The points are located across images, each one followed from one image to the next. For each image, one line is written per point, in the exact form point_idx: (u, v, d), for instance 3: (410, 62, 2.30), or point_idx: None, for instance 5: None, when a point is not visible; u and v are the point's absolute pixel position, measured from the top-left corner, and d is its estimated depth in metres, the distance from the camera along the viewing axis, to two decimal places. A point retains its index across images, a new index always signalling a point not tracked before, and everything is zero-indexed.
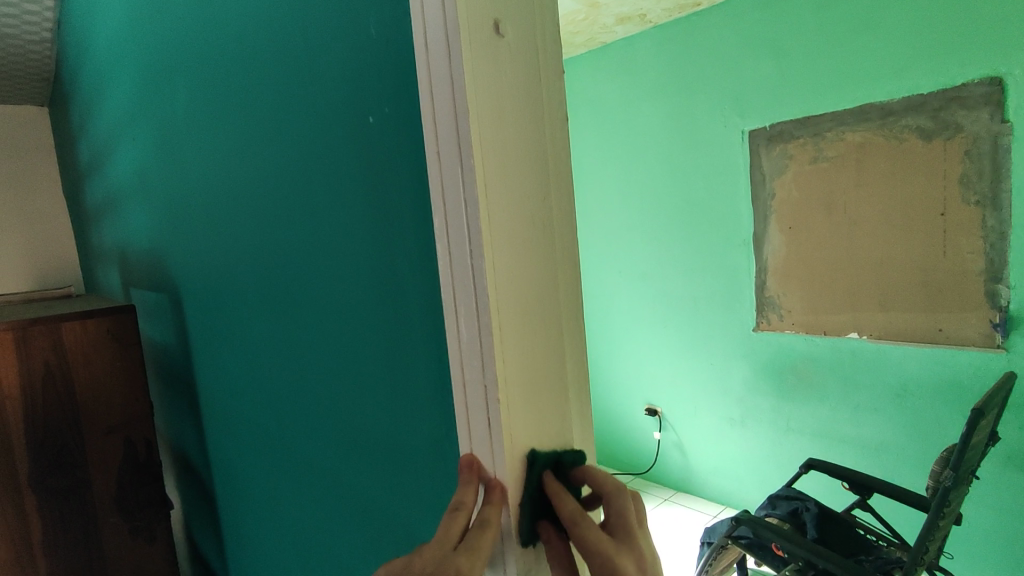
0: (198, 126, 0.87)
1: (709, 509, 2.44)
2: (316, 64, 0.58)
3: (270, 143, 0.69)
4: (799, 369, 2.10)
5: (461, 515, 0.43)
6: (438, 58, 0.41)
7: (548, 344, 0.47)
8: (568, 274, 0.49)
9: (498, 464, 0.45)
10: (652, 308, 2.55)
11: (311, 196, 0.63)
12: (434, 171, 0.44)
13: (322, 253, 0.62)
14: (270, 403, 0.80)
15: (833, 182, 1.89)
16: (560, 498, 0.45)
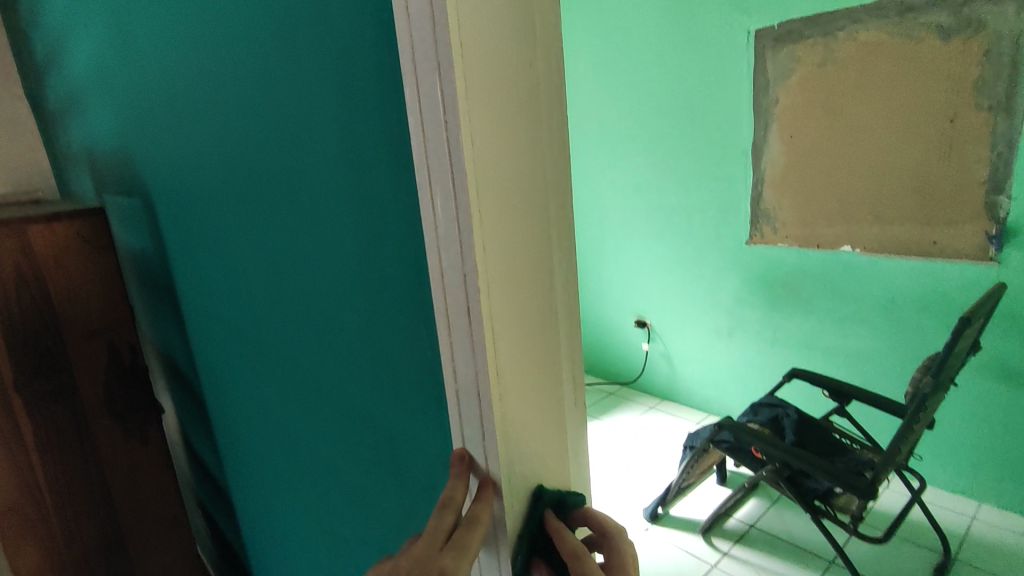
0: (149, 4, 0.78)
1: (692, 416, 2.53)
2: None
3: (225, 19, 0.62)
4: (789, 282, 2.10)
5: (449, 514, 0.44)
6: None
7: (534, 246, 0.44)
8: (555, 169, 0.45)
9: (479, 369, 0.42)
10: (645, 220, 2.51)
11: (273, 79, 0.57)
12: (405, 40, 0.38)
13: (293, 149, 0.58)
14: (251, 306, 0.78)
15: (840, 87, 1.80)
16: (562, 530, 0.46)
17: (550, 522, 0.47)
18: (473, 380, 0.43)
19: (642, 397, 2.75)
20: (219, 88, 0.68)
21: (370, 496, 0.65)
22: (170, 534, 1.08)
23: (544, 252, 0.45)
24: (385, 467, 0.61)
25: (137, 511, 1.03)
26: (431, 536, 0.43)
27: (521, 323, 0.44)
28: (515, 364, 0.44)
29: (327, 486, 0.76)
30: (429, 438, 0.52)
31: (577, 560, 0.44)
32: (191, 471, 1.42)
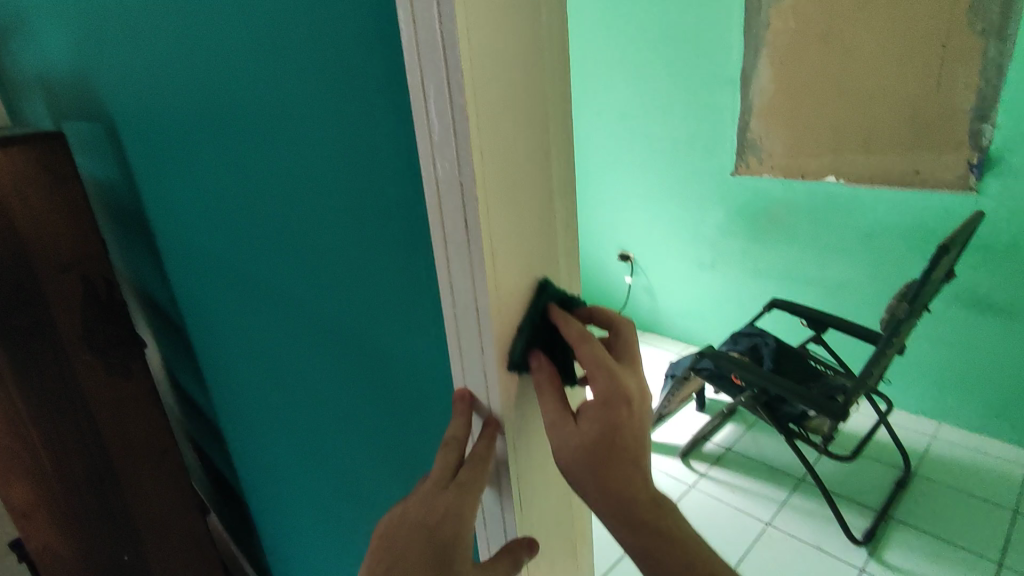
0: None
1: (673, 347, 2.60)
2: None
3: None
4: (772, 213, 2.11)
5: (454, 449, 0.45)
6: None
7: (532, 165, 0.41)
8: (552, 77, 0.41)
9: (479, 299, 0.40)
10: (630, 152, 2.47)
11: None
12: None
13: (257, 56, 0.53)
14: (231, 233, 0.75)
15: (833, 9, 1.73)
16: (568, 320, 0.44)
17: (555, 312, 0.44)
18: (472, 310, 0.41)
19: None
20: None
21: (364, 419, 0.66)
22: (162, 466, 1.06)
23: (544, 169, 0.42)
24: (378, 390, 0.60)
25: (127, 446, 1.00)
26: (437, 476, 0.45)
27: (521, 250, 0.41)
28: (515, 291, 0.42)
29: (320, 409, 0.76)
30: (420, 360, 0.51)
31: (588, 341, 0.43)
32: (179, 405, 1.43)
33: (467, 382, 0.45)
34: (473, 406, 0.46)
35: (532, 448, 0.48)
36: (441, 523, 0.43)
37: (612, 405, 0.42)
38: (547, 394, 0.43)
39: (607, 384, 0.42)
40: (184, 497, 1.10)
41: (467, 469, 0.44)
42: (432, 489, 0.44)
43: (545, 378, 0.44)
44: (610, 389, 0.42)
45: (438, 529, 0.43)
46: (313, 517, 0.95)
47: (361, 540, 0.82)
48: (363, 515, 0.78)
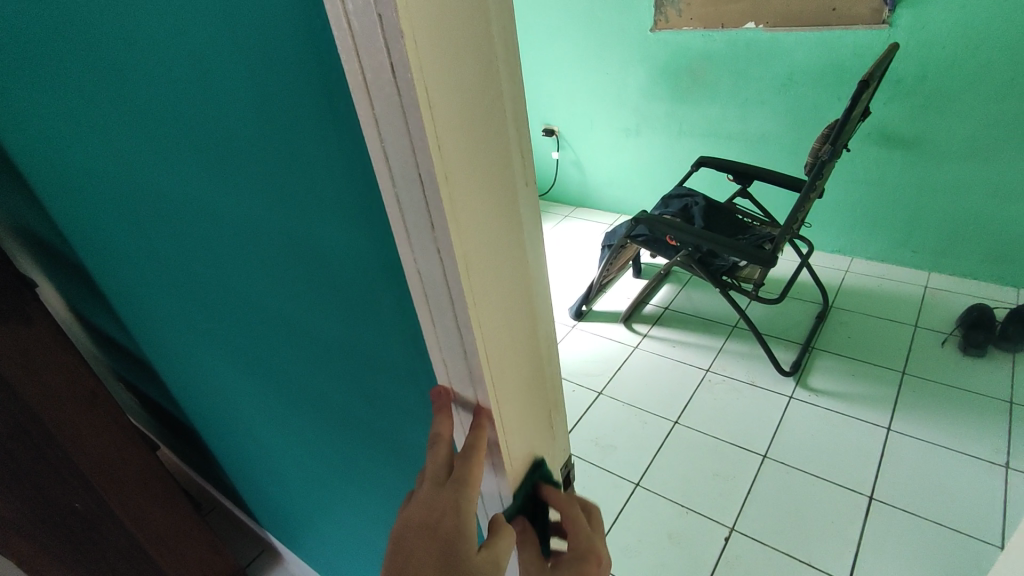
0: None
1: (606, 219, 2.62)
2: None
3: None
4: (694, 69, 2.06)
5: (442, 447, 0.45)
6: None
7: (479, 73, 0.33)
8: None
9: (423, 170, 0.33)
10: (544, 14, 2.30)
11: None
12: None
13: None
14: (110, 147, 0.64)
15: None
16: (560, 496, 0.51)
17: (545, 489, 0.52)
18: (416, 184, 0.34)
19: (556, 208, 2.78)
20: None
21: (315, 329, 0.61)
22: (93, 412, 0.96)
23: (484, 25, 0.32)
24: (323, 296, 0.55)
25: (44, 396, 0.90)
26: (432, 476, 0.45)
27: (478, 184, 0.35)
28: (476, 229, 0.36)
29: (261, 331, 0.71)
30: (362, 252, 0.46)
31: (573, 510, 0.49)
32: (98, 346, 1.31)
33: (420, 276, 0.39)
34: (429, 300, 0.40)
35: (505, 351, 0.43)
36: (436, 519, 0.43)
37: (584, 558, 0.45)
38: (526, 551, 0.49)
39: (580, 544, 0.46)
40: (127, 436, 1.02)
41: (462, 462, 0.44)
42: (424, 495, 0.44)
43: (529, 538, 0.50)
44: (585, 545, 0.46)
45: (436, 526, 0.42)
46: (276, 436, 0.92)
47: (332, 450, 0.81)
48: (331, 426, 0.76)
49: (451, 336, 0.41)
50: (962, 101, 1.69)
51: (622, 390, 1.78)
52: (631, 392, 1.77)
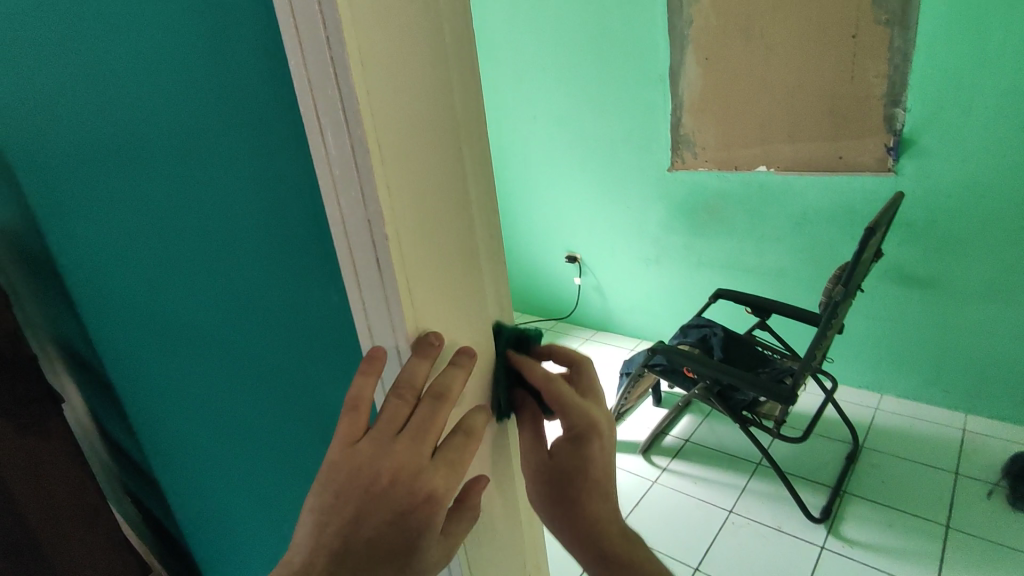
0: None
1: (627, 343, 2.61)
2: None
3: None
4: (710, 206, 2.15)
5: (439, 410, 0.42)
6: None
7: (459, 265, 0.44)
8: (472, 180, 0.44)
9: (370, 211, 0.37)
10: (569, 153, 2.47)
11: (121, 27, 0.48)
12: (293, 49, 0.35)
13: (144, 69, 0.48)
14: (140, 286, 0.69)
15: (751, 5, 1.79)
16: (533, 365, 0.51)
17: (517, 358, 0.51)
18: (353, 177, 0.37)
19: (579, 330, 2.80)
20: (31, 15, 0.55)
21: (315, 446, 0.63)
22: (91, 528, 0.96)
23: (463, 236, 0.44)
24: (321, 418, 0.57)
25: (49, 513, 0.90)
26: (417, 444, 0.41)
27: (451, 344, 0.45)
28: None
29: (264, 456, 0.72)
30: None
31: (551, 378, 0.49)
32: None
33: (350, 255, 0.41)
34: None
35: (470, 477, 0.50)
36: (410, 495, 0.40)
37: (586, 438, 0.50)
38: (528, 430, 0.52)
39: (579, 423, 0.49)
40: (118, 558, 1.01)
41: (452, 450, 0.43)
42: (400, 453, 0.40)
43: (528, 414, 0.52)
44: (585, 424, 0.49)
45: (405, 504, 0.40)
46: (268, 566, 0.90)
47: None
48: None
49: (381, 319, 0.42)
50: (976, 245, 1.71)
51: (639, 528, 1.68)
52: (651, 533, 1.67)
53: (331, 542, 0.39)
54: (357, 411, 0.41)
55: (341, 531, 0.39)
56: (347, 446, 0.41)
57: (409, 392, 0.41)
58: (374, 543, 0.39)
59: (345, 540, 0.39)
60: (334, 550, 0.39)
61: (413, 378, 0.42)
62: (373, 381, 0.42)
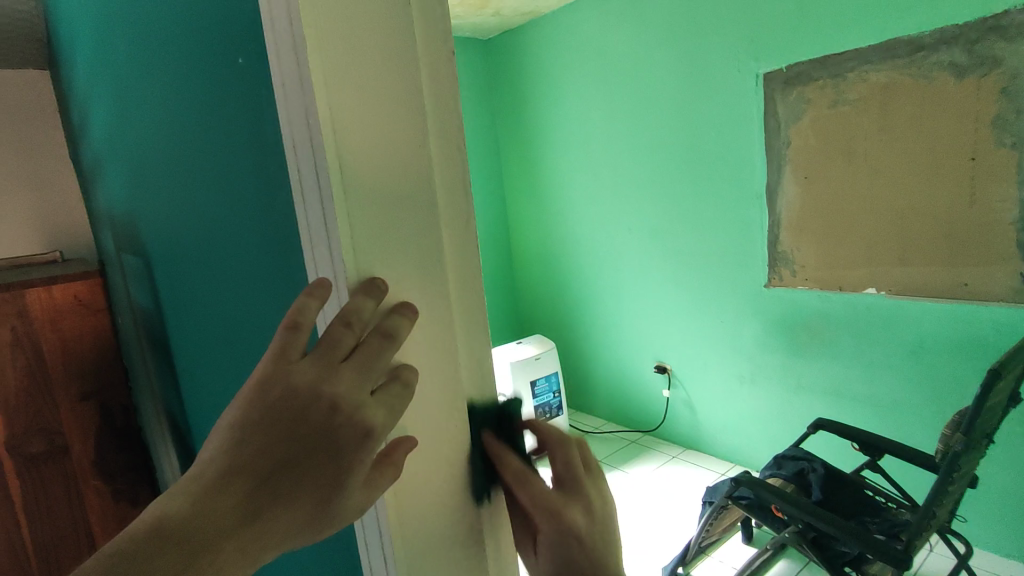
0: (133, 96, 0.81)
1: (717, 467, 2.40)
2: (195, 35, 0.51)
3: (176, 114, 0.63)
4: (812, 327, 2.01)
5: (391, 347, 0.38)
6: (294, 98, 0.36)
7: (448, 417, 0.44)
8: (467, 331, 0.45)
9: None
10: (661, 264, 2.45)
11: (213, 173, 0.56)
12: (302, 216, 0.40)
13: (225, 207, 0.56)
14: (219, 381, 0.78)
15: (854, 127, 1.76)
16: (506, 458, 0.46)
17: (491, 446, 0.47)
18: (306, 131, 0.36)
19: (665, 447, 2.63)
20: (172, 154, 0.69)
21: (316, 560, 0.63)
22: None
23: (452, 388, 0.44)
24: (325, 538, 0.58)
25: None
26: (353, 369, 0.37)
27: (436, 493, 0.44)
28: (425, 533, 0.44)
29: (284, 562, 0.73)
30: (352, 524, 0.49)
31: (522, 477, 0.45)
32: None
33: (305, 211, 0.39)
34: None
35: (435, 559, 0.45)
36: (345, 427, 0.36)
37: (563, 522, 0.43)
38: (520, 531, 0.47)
39: (556, 511, 0.43)
40: None
41: (393, 395, 0.38)
42: (341, 379, 0.36)
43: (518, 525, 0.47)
44: (559, 521, 0.43)
45: (338, 434, 0.36)
46: None
47: None
48: None
49: (329, 275, 0.39)
50: None
51: None
52: None
53: (251, 460, 0.34)
54: (296, 330, 0.37)
55: (264, 450, 0.35)
56: (280, 364, 0.36)
57: (357, 323, 0.37)
58: (301, 468, 0.35)
59: (269, 462, 0.35)
60: (255, 471, 0.34)
61: (360, 310, 0.37)
62: (318, 307, 0.38)
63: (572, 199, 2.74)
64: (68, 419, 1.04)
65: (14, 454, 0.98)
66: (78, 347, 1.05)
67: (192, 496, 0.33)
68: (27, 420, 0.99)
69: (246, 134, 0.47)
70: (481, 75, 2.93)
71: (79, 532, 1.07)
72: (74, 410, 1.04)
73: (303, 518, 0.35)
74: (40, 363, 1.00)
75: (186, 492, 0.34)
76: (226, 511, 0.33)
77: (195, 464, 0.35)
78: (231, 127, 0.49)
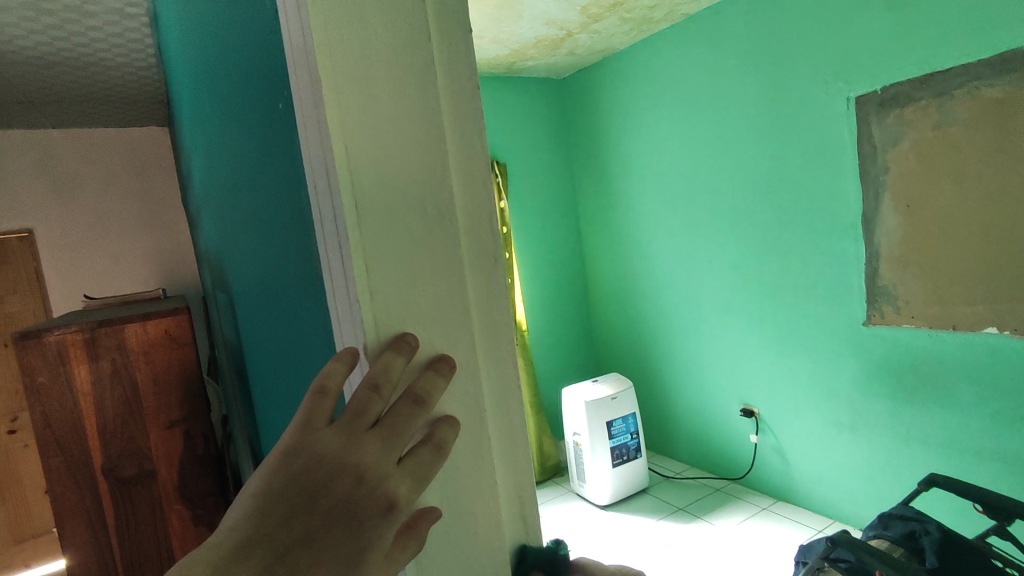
0: (217, 147, 0.88)
1: (815, 523, 2.18)
2: (254, 87, 0.54)
3: (244, 161, 0.68)
4: (921, 371, 1.80)
5: (421, 412, 0.37)
6: (314, 137, 0.37)
7: (473, 472, 0.42)
8: (492, 374, 0.43)
9: None
10: (745, 298, 2.32)
11: (270, 214, 0.59)
12: (323, 254, 0.40)
13: (279, 244, 0.59)
14: (284, 416, 0.80)
15: (964, 149, 1.59)
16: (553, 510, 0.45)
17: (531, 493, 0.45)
18: (324, 170, 0.37)
19: (754, 497, 2.43)
20: (247, 201, 0.73)
21: None
22: None
23: (478, 433, 0.42)
24: None
25: None
26: (384, 438, 0.36)
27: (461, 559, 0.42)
28: None
29: None
30: None
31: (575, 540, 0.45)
32: None
33: (327, 255, 0.39)
34: None
35: None
36: (369, 498, 0.35)
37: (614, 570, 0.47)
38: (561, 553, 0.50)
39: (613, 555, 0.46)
40: None
41: (421, 462, 0.38)
42: (366, 451, 0.36)
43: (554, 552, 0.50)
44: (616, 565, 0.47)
45: (360, 510, 0.35)
46: None
47: None
48: None
49: (349, 326, 0.38)
50: None
51: None
52: None
53: (270, 533, 0.33)
54: (322, 395, 0.37)
55: (283, 523, 0.33)
56: (306, 431, 0.36)
57: (386, 386, 0.36)
58: (322, 544, 0.33)
59: (290, 535, 0.33)
60: (275, 545, 0.33)
61: (389, 372, 0.36)
62: (344, 372, 0.38)
63: (651, 233, 2.67)
64: (156, 445, 1.12)
65: (107, 476, 1.07)
66: (165, 377, 1.13)
67: (209, 567, 0.31)
68: (122, 444, 1.08)
69: (287, 172, 0.48)
70: (557, 114, 2.96)
71: (162, 557, 1.13)
72: (162, 437, 1.12)
73: None
74: (134, 393, 1.09)
75: (200, 566, 0.31)
76: None
77: (213, 534, 0.34)
78: (278, 172, 0.51)
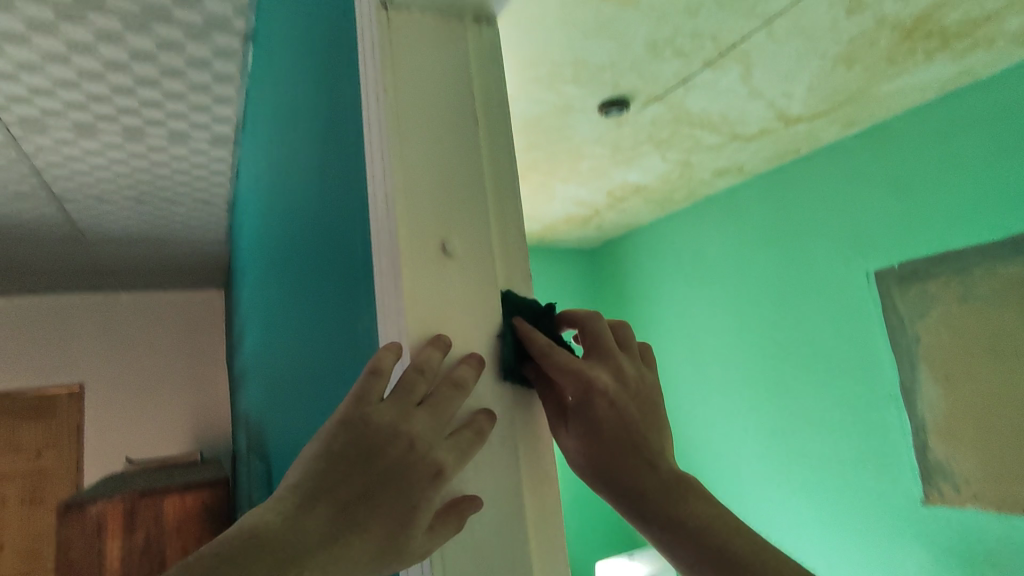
0: (278, 324, 0.98)
1: None
2: (330, 281, 0.66)
3: (306, 341, 0.77)
4: (1000, 564, 1.62)
5: (460, 396, 0.45)
6: (388, 293, 0.48)
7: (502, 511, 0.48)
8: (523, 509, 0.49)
9: None
10: (789, 471, 2.20)
11: (323, 386, 0.67)
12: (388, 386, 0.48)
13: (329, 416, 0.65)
14: None
15: (995, 323, 1.60)
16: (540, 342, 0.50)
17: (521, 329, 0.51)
18: (393, 313, 0.48)
19: None
20: (303, 382, 0.79)
21: None
22: None
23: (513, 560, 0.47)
24: None
25: None
26: (428, 407, 0.44)
27: None
28: None
29: None
30: None
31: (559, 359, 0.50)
32: None
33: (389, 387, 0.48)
34: None
35: None
36: (419, 463, 0.41)
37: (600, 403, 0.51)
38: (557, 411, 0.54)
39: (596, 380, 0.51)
40: None
41: (461, 441, 0.44)
42: (416, 423, 0.42)
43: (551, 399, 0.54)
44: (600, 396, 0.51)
45: (411, 471, 0.41)
46: None
47: None
48: None
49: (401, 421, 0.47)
50: None
51: None
52: None
53: (335, 486, 0.40)
54: (377, 375, 0.42)
55: (346, 478, 0.40)
56: (361, 404, 0.42)
57: (428, 372, 0.44)
58: (378, 502, 0.40)
59: (350, 490, 0.40)
60: (338, 498, 0.40)
61: (429, 362, 0.45)
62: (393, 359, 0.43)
63: (683, 396, 2.65)
64: None
65: None
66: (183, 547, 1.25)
67: (286, 513, 0.39)
68: None
69: (349, 346, 0.58)
70: (587, 280, 3.12)
71: None
72: None
73: (377, 547, 0.40)
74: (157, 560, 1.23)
75: (277, 512, 0.39)
76: (314, 529, 0.39)
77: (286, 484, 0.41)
78: (342, 348, 0.61)
